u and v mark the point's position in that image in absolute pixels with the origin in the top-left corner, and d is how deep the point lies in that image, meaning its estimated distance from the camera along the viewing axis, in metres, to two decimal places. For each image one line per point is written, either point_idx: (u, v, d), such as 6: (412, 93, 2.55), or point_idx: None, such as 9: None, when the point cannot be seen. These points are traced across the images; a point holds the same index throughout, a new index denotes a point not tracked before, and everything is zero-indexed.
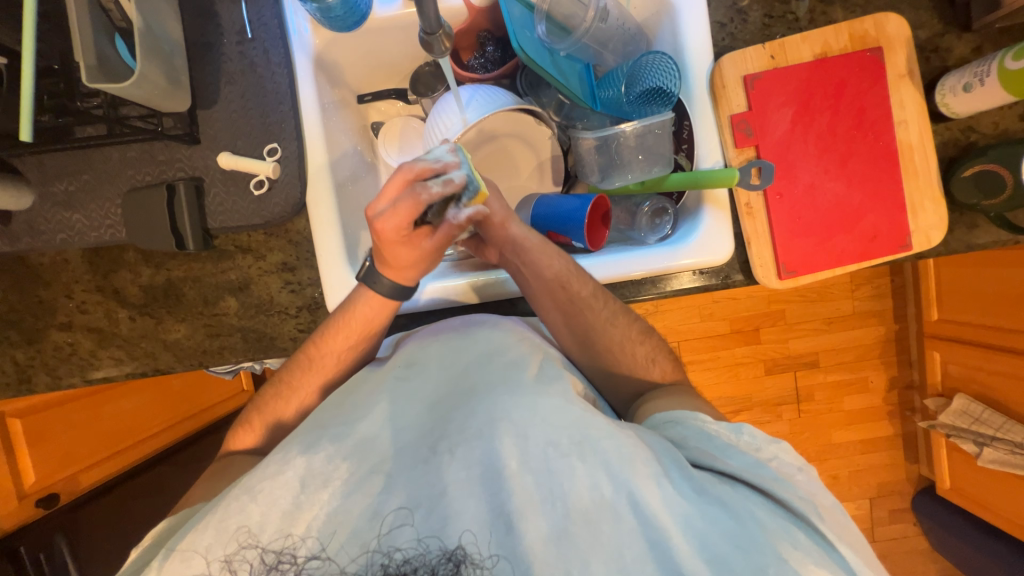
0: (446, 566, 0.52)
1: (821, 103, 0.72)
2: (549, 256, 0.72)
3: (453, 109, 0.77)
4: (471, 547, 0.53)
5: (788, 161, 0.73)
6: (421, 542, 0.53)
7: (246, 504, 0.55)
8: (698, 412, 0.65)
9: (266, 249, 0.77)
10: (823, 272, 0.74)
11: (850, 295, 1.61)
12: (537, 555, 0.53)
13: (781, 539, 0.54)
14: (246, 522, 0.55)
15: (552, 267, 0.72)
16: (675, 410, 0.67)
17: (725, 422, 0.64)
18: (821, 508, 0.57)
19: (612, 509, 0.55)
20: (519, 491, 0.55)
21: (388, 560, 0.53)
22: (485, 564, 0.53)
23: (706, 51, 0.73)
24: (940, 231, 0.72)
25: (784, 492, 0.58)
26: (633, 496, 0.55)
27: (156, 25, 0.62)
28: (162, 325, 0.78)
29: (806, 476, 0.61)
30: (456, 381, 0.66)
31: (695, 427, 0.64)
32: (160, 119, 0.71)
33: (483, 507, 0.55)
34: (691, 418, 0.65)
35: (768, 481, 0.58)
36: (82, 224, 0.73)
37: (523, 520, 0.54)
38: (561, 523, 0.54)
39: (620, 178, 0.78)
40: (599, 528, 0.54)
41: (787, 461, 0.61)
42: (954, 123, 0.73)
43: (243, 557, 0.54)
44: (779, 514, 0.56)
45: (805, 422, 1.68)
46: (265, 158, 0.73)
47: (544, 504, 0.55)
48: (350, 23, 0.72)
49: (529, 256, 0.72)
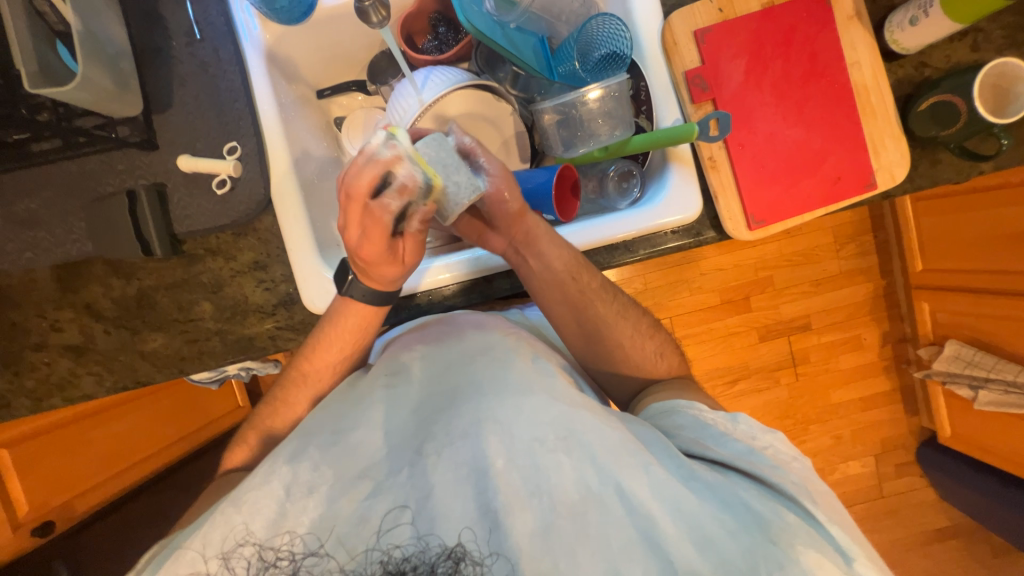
0: (446, 564, 0.51)
1: (773, 51, 0.73)
2: (559, 251, 0.71)
3: (409, 91, 0.78)
4: (470, 544, 0.52)
5: (746, 111, 0.73)
6: (421, 540, 0.52)
7: (231, 516, 0.54)
8: (695, 403, 0.69)
9: (236, 250, 0.76)
10: (791, 219, 0.75)
11: (834, 254, 1.62)
12: (525, 550, 0.52)
13: (771, 523, 0.53)
14: (235, 527, 0.54)
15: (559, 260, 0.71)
16: (675, 401, 0.70)
17: (721, 413, 0.67)
18: (814, 493, 0.58)
19: (599, 501, 0.54)
20: (506, 488, 0.55)
21: (388, 558, 0.51)
22: (485, 563, 0.52)
23: (655, 12, 0.74)
24: (903, 167, 0.73)
25: (775, 476, 0.58)
26: (621, 488, 0.55)
27: (98, 29, 0.62)
28: (139, 336, 0.77)
29: (800, 465, 0.62)
30: (440, 386, 0.66)
31: (691, 416, 0.67)
32: (116, 127, 0.70)
33: (470, 506, 0.54)
34: (687, 408, 0.68)
35: (760, 467, 0.59)
36: (47, 242, 0.72)
37: (511, 517, 0.53)
38: (548, 517, 0.54)
39: (584, 146, 0.77)
40: (587, 521, 0.54)
41: (782, 450, 0.63)
42: (907, 61, 0.74)
43: (241, 554, 0.53)
44: (772, 498, 0.56)
45: (803, 385, 1.69)
46: (225, 157, 0.73)
47: (532, 499, 0.54)
48: (297, 15, 0.73)
49: (539, 248, 0.70)
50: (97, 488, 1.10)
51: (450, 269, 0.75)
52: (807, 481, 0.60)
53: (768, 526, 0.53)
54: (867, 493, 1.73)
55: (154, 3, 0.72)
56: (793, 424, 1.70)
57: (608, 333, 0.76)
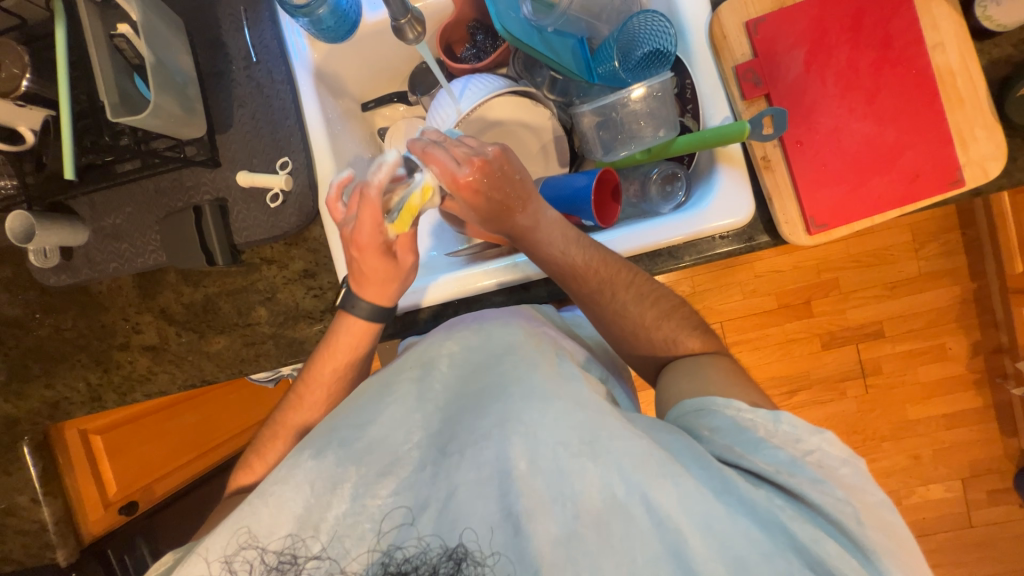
0: (447, 565, 0.49)
1: (837, 38, 0.66)
2: (589, 267, 0.67)
3: (447, 102, 0.79)
4: (472, 545, 0.49)
5: (805, 107, 0.67)
6: (422, 541, 0.50)
7: (257, 507, 0.52)
8: (731, 400, 0.56)
9: (288, 259, 0.81)
10: (859, 222, 0.68)
11: (913, 255, 1.45)
12: (546, 557, 0.48)
13: (809, 551, 0.47)
14: (249, 523, 0.51)
15: (592, 271, 0.67)
16: (708, 397, 0.58)
17: (762, 410, 0.55)
18: (861, 511, 0.50)
19: (624, 511, 0.49)
20: (529, 492, 0.50)
21: (389, 560, 0.50)
22: (487, 563, 0.49)
23: (701, 5, 0.70)
24: (999, 161, 0.64)
25: (818, 494, 0.50)
26: (648, 500, 0.49)
27: (168, 59, 0.68)
28: (205, 339, 0.84)
29: (851, 471, 0.52)
30: (464, 384, 0.60)
31: (728, 417, 0.55)
32: (185, 148, 0.77)
33: (492, 508, 0.50)
34: (724, 407, 0.56)
35: (801, 484, 0.50)
36: (130, 252, 0.80)
37: (533, 521, 0.49)
38: (571, 525, 0.49)
39: (625, 149, 0.74)
40: (611, 532, 0.49)
41: (831, 453, 0.52)
42: (1003, 39, 0.65)
43: (244, 558, 0.51)
44: (808, 520, 0.49)
45: (873, 398, 1.54)
46: (278, 171, 0.77)
47: (555, 504, 0.50)
48: (342, 33, 0.75)
49: (545, 251, 0.68)
50: (171, 473, 1.24)
51: (486, 276, 0.75)
52: (854, 493, 0.51)
53: (805, 553, 0.47)
54: (950, 520, 1.55)
55: (217, 31, 0.77)
56: (861, 440, 1.55)
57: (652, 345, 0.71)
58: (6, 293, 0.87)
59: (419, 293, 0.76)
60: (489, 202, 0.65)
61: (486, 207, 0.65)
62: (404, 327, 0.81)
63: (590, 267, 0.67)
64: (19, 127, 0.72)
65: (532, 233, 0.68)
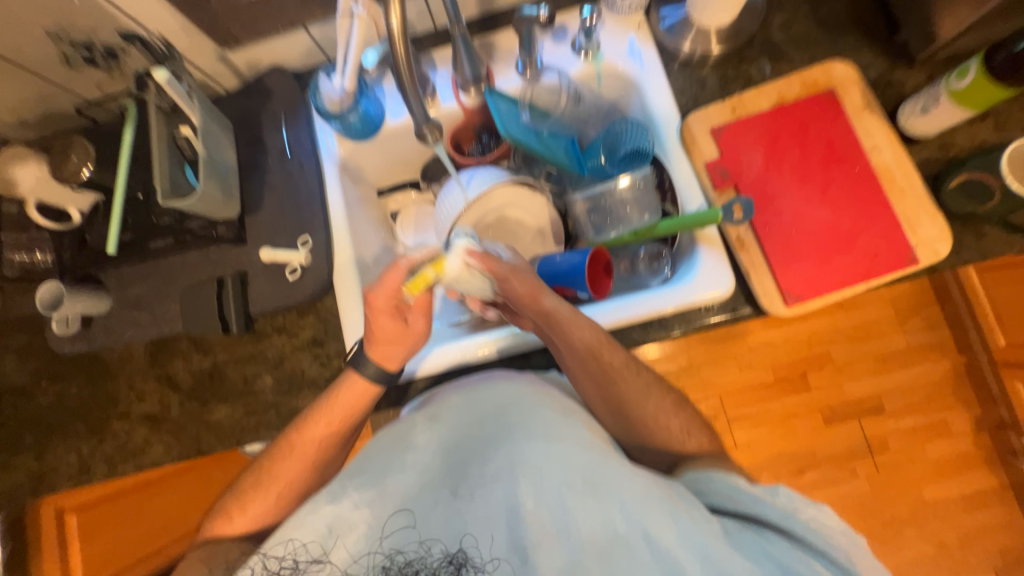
0: (447, 568, 0.51)
1: (788, 141, 0.78)
2: (606, 346, 0.69)
3: (456, 190, 0.89)
4: (472, 551, 0.52)
5: (768, 195, 0.77)
6: (425, 549, 0.52)
7: (286, 534, 0.51)
8: (729, 475, 0.59)
9: (299, 328, 0.85)
10: (830, 295, 0.74)
11: (898, 328, 1.51)
12: None
13: None
14: (264, 553, 0.51)
15: (609, 355, 0.69)
16: (706, 472, 0.61)
17: (760, 485, 0.57)
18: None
19: (625, 544, 0.50)
20: (536, 525, 0.52)
21: (390, 563, 0.51)
22: (486, 570, 0.51)
23: (672, 113, 0.82)
24: (946, 242, 0.72)
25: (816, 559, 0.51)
26: (648, 535, 0.50)
27: (216, 153, 0.79)
28: (207, 407, 0.85)
29: (851, 542, 0.52)
30: (473, 430, 0.61)
31: (724, 486, 0.58)
32: (216, 227, 0.84)
33: (501, 538, 0.52)
34: (721, 479, 0.59)
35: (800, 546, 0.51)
36: (148, 321, 0.85)
37: (539, 554, 0.51)
38: (575, 556, 0.51)
39: (614, 230, 0.83)
40: (612, 564, 0.50)
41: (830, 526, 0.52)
42: (928, 143, 0.76)
43: (251, 565, 0.51)
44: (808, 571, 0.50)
45: (886, 477, 1.49)
46: (298, 247, 0.85)
47: (558, 536, 0.52)
48: (366, 131, 0.87)
49: (560, 326, 0.68)
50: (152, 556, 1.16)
51: (488, 345, 0.79)
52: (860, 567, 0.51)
53: None
54: None
55: (257, 131, 0.89)
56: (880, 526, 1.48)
57: (649, 416, 0.72)
58: (17, 361, 0.89)
59: (424, 362, 0.79)
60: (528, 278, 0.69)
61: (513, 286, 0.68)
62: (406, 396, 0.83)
63: (600, 351, 0.69)
64: (69, 209, 0.81)
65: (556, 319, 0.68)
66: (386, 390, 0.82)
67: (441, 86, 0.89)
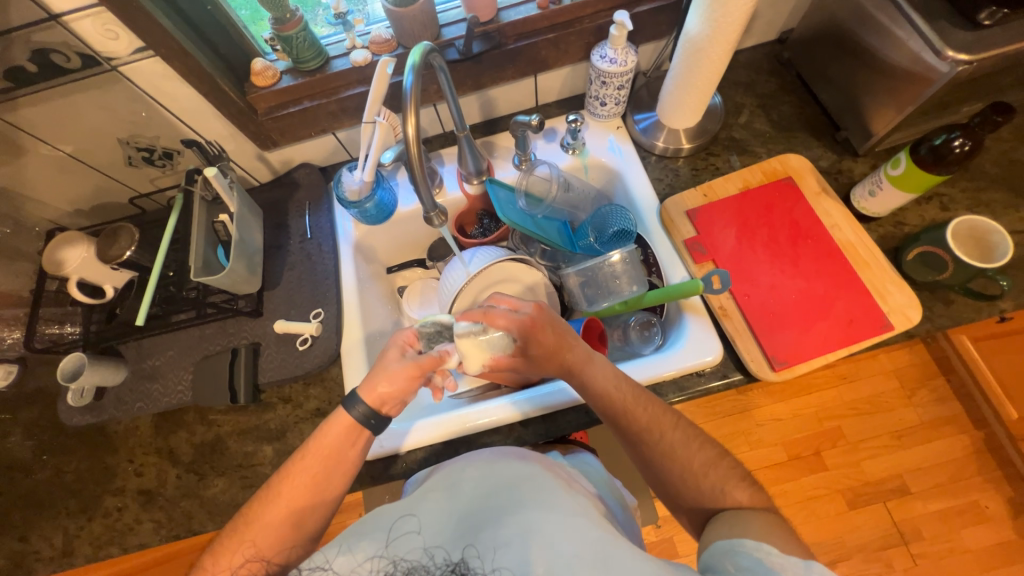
0: None
1: (757, 221, 0.87)
2: (639, 404, 0.68)
3: (459, 267, 0.97)
4: None
5: (745, 268, 0.84)
6: None
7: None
8: (763, 543, 0.54)
9: (304, 398, 0.87)
10: (816, 360, 0.77)
11: (908, 402, 1.47)
12: None
13: None
14: None
15: (642, 408, 0.68)
16: (737, 538, 0.56)
17: (794, 558, 0.51)
18: None
19: None
20: None
21: None
22: None
23: (652, 198, 0.93)
24: (916, 309, 0.77)
25: None
26: None
27: (246, 235, 0.88)
28: (204, 481, 0.84)
29: None
30: (487, 498, 0.58)
31: (756, 558, 0.52)
32: (238, 301, 0.91)
33: None
34: (753, 548, 0.53)
35: None
36: (159, 392, 0.88)
37: None
38: None
39: (607, 300, 0.88)
40: None
41: None
42: (883, 221, 0.85)
43: None
44: None
45: (924, 570, 1.38)
46: (310, 319, 0.91)
47: None
48: (380, 216, 0.98)
49: (579, 375, 0.71)
50: None
51: (487, 414, 0.81)
52: None
53: None
54: None
55: (284, 217, 1.00)
56: None
57: (650, 486, 0.71)
58: (22, 435, 0.90)
59: (425, 431, 0.81)
60: (555, 331, 0.71)
61: (545, 341, 0.70)
62: (406, 468, 0.82)
63: (629, 403, 0.68)
64: (105, 285, 0.89)
65: (582, 370, 0.71)
66: (385, 461, 0.82)
67: (448, 178, 1.02)
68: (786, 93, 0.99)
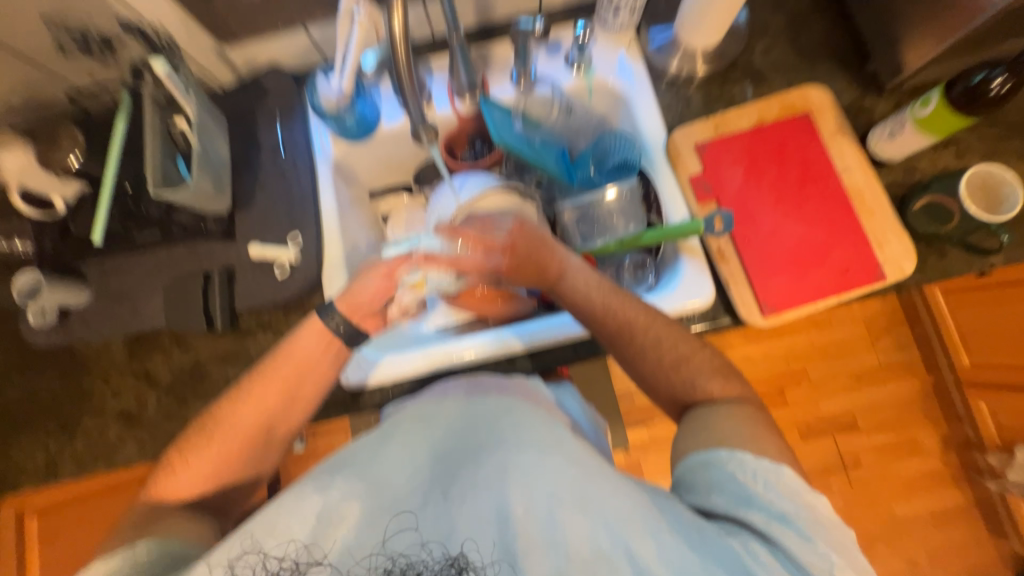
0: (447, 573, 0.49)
1: (767, 160, 0.82)
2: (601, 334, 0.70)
3: (448, 195, 0.90)
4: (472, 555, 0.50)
5: (748, 210, 0.81)
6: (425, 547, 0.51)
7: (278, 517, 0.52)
8: (736, 451, 0.56)
9: (285, 325, 0.85)
10: (806, 307, 0.77)
11: (872, 348, 1.54)
12: None
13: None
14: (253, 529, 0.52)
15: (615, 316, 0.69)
16: (713, 448, 0.57)
17: (765, 464, 0.54)
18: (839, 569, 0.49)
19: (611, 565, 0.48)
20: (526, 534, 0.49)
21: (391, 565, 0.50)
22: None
23: (659, 128, 0.86)
24: (911, 261, 0.76)
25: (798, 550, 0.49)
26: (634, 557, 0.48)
27: (209, 145, 0.79)
28: (186, 405, 0.83)
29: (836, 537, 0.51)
30: (463, 433, 0.59)
31: (729, 470, 0.55)
32: (204, 222, 0.84)
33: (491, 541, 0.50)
34: (728, 458, 0.55)
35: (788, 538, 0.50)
36: (128, 314, 0.83)
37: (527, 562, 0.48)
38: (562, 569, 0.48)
39: (601, 238, 0.85)
40: None
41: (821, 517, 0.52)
42: (895, 166, 0.82)
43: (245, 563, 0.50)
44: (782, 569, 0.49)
45: (860, 496, 1.54)
46: (288, 244, 0.85)
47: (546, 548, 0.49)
48: (361, 133, 0.88)
49: (566, 280, 0.73)
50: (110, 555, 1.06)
51: (474, 348, 0.80)
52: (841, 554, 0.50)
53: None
54: None
55: (252, 128, 0.89)
56: None
57: None
58: None
59: (410, 363, 0.80)
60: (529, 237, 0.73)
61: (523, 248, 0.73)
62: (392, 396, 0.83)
63: (613, 309, 0.69)
64: (53, 197, 0.80)
65: (562, 278, 0.73)
66: (371, 390, 0.82)
67: (437, 92, 0.92)
68: (818, 13, 0.89)
